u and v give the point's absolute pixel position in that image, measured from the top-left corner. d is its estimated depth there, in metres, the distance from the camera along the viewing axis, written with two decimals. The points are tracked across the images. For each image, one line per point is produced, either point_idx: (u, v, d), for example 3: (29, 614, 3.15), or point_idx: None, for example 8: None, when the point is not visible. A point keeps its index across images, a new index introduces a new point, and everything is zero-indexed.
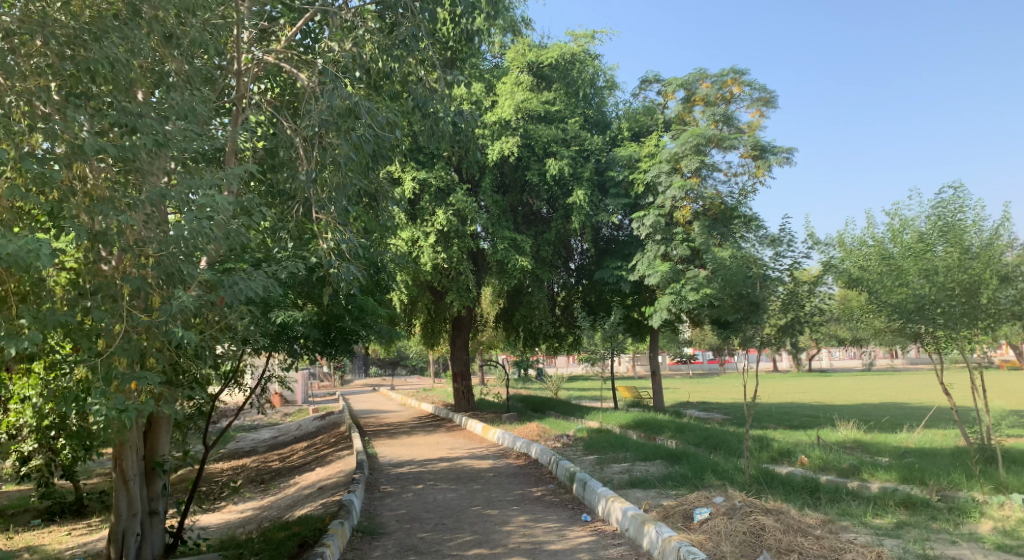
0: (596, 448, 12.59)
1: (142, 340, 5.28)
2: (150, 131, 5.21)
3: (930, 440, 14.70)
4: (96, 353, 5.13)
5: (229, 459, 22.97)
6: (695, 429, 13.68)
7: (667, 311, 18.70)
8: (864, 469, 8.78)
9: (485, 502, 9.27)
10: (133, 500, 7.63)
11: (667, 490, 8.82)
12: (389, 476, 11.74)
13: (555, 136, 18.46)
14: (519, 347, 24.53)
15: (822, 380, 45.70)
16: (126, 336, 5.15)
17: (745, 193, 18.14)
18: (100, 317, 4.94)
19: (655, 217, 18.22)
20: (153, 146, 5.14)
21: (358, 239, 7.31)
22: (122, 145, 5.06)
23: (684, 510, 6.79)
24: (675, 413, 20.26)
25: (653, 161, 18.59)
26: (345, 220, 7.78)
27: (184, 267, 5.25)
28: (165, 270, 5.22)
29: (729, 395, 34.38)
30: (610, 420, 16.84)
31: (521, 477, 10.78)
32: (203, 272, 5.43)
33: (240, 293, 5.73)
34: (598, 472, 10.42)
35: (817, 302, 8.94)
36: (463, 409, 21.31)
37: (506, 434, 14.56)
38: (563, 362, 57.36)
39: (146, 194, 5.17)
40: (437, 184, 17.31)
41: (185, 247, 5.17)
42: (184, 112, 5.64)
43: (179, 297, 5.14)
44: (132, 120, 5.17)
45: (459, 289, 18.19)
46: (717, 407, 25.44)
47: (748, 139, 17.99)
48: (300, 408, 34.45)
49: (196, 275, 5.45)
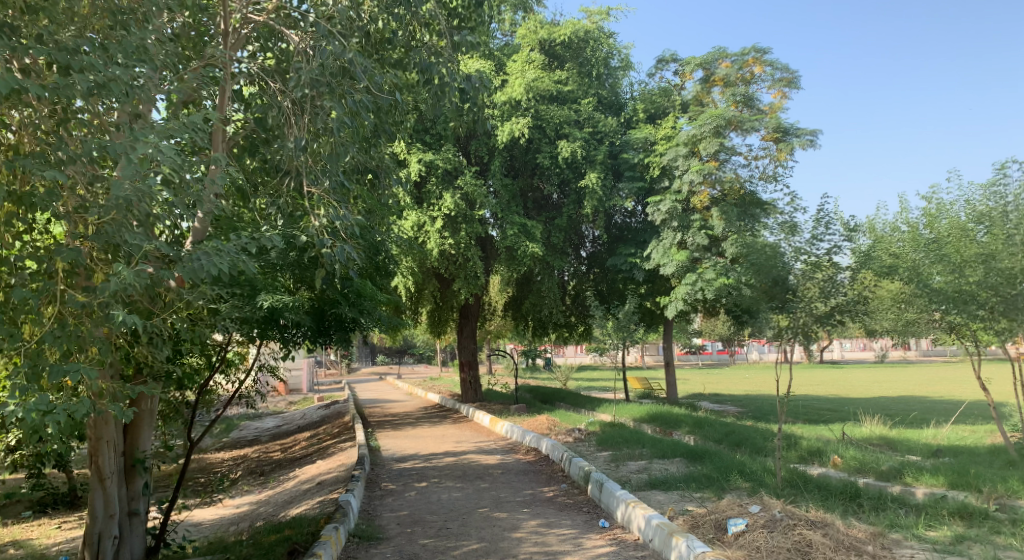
0: (610, 444, 11.89)
1: (82, 324, 4.71)
2: (87, 71, 4.65)
3: (962, 437, 13.95)
4: (26, 341, 4.58)
5: (231, 448, 22.45)
6: (714, 424, 12.95)
7: (682, 301, 17.94)
8: (906, 472, 8.09)
9: (493, 503, 8.62)
10: (109, 501, 6.99)
11: (690, 493, 8.15)
12: (392, 472, 11.11)
13: (567, 117, 17.76)
14: (528, 336, 23.85)
15: (836, 371, 44.85)
16: (61, 319, 4.57)
17: (766, 177, 17.33)
18: (28, 298, 4.37)
19: (671, 202, 17.51)
20: (89, 87, 4.59)
21: (355, 216, 6.59)
22: (50, 84, 4.52)
23: (715, 519, 6.10)
24: (691, 406, 19.55)
25: (669, 144, 17.84)
26: (341, 195, 7.09)
27: (128, 236, 4.67)
28: (107, 239, 4.66)
29: (742, 386, 33.63)
30: (623, 413, 16.15)
31: (531, 475, 10.14)
32: (152, 242, 4.81)
33: (200, 270, 5.06)
34: (613, 471, 9.76)
35: (859, 289, 8.17)
36: (470, 399, 20.67)
37: (515, 428, 13.89)
38: (571, 352, 56.67)
39: (81, 147, 4.65)
40: (444, 167, 16.55)
41: (125, 210, 4.59)
42: (133, 50, 5.05)
43: (120, 273, 4.47)
44: (67, 57, 4.63)
45: (466, 276, 17.50)
46: (732, 400, 24.69)
47: (770, 121, 17.17)
48: (305, 397, 33.90)
49: (145, 247, 4.82)
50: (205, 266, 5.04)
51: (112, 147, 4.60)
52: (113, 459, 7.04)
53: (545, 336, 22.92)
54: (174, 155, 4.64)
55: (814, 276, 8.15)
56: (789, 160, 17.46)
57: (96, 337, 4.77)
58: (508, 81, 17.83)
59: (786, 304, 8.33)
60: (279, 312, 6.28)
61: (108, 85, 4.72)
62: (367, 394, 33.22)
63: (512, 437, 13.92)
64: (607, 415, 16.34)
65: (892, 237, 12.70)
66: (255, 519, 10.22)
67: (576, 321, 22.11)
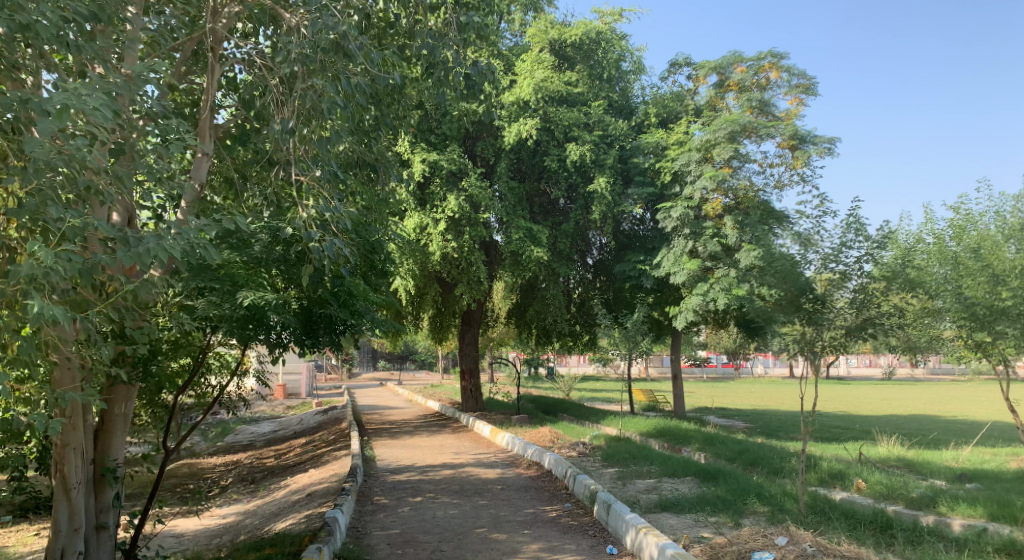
0: (616, 460, 11.29)
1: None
2: (7, 9, 4.19)
3: (984, 460, 13.31)
4: None
5: (225, 453, 21.88)
6: (726, 441, 12.34)
7: (693, 312, 17.36)
8: (940, 501, 7.50)
9: (491, 523, 8.03)
10: (74, 513, 6.42)
11: (704, 518, 7.58)
12: (385, 484, 10.53)
13: (576, 119, 17.21)
14: (531, 344, 23.26)
15: (843, 387, 44.10)
16: None
17: (781, 185, 16.77)
18: None
19: (683, 209, 16.96)
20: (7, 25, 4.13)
21: (346, 208, 6.03)
22: None
23: (737, 550, 5.53)
24: (699, 421, 18.92)
25: (682, 149, 17.35)
26: (333, 186, 6.53)
27: (48, 208, 4.18)
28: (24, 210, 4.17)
29: (749, 400, 32.94)
30: (629, 426, 15.53)
31: (532, 492, 9.54)
32: (78, 219, 4.29)
33: (144, 255, 4.53)
34: (620, 490, 9.16)
35: (895, 300, 7.52)
36: (470, 408, 20.04)
37: (517, 440, 13.29)
38: (574, 361, 55.92)
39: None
40: (448, 167, 16.02)
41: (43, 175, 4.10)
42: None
43: (37, 253, 3.96)
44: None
45: (470, 280, 16.90)
46: (741, 415, 24.01)
47: (787, 128, 16.60)
48: (304, 401, 33.28)
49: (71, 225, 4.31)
50: (154, 249, 4.59)
51: (34, 101, 4.12)
52: (80, 468, 6.48)
53: (548, 345, 22.34)
54: (103, 112, 4.18)
55: (842, 286, 7.53)
56: (805, 168, 16.89)
57: (15, 330, 4.23)
58: (516, 81, 17.36)
59: (811, 316, 7.70)
60: (265, 314, 5.71)
61: (33, 27, 4.27)
62: (367, 400, 32.60)
63: (513, 450, 13.33)
64: (613, 428, 15.73)
65: (915, 248, 12.11)
66: (238, 533, 9.66)
67: (581, 330, 21.52)
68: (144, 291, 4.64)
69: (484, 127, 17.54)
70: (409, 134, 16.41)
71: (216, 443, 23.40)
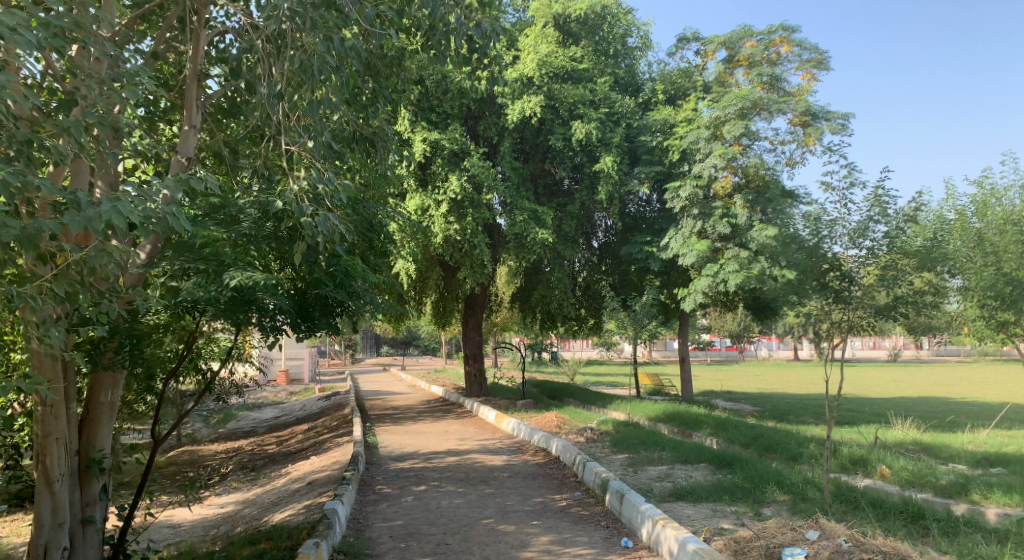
0: (626, 446, 10.92)
1: None
2: None
3: (1003, 443, 12.94)
4: None
5: (227, 440, 21.60)
6: (739, 426, 11.96)
7: (702, 294, 16.95)
8: (972, 490, 7.12)
9: (498, 513, 7.66)
10: (58, 506, 6.06)
11: (721, 508, 7.22)
12: (388, 472, 10.18)
13: (581, 96, 16.69)
14: (535, 328, 22.90)
15: (849, 370, 43.69)
16: None
17: (793, 163, 16.31)
18: None
19: (691, 188, 16.50)
20: None
21: (341, 179, 5.57)
22: None
23: (763, 546, 5.17)
24: (708, 405, 18.55)
25: (690, 127, 16.89)
26: (326, 156, 6.08)
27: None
28: None
29: (756, 383, 32.58)
30: (638, 411, 15.18)
31: (540, 481, 9.18)
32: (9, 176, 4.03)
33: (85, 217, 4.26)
34: (632, 478, 8.80)
35: (930, 278, 6.98)
36: (475, 394, 19.70)
37: (523, 426, 12.93)
38: (578, 345, 55.57)
39: None
40: (450, 147, 15.55)
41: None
42: None
43: None
44: None
45: (473, 264, 16.42)
46: (749, 399, 23.67)
47: (799, 104, 16.05)
48: (306, 386, 32.99)
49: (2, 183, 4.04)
50: (102, 214, 4.41)
51: None
52: (63, 460, 6.11)
53: (553, 329, 21.94)
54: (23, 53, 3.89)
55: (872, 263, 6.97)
56: (818, 145, 16.37)
57: None
58: (520, 57, 16.96)
59: (839, 296, 7.20)
60: (256, 296, 5.31)
61: None
62: (370, 385, 32.30)
63: (520, 436, 12.98)
64: (620, 413, 15.38)
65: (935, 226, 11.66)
66: (236, 524, 9.34)
67: (587, 313, 21.12)
68: (94, 261, 4.45)
69: (487, 105, 17.04)
70: (410, 113, 15.94)
71: (218, 430, 23.13)
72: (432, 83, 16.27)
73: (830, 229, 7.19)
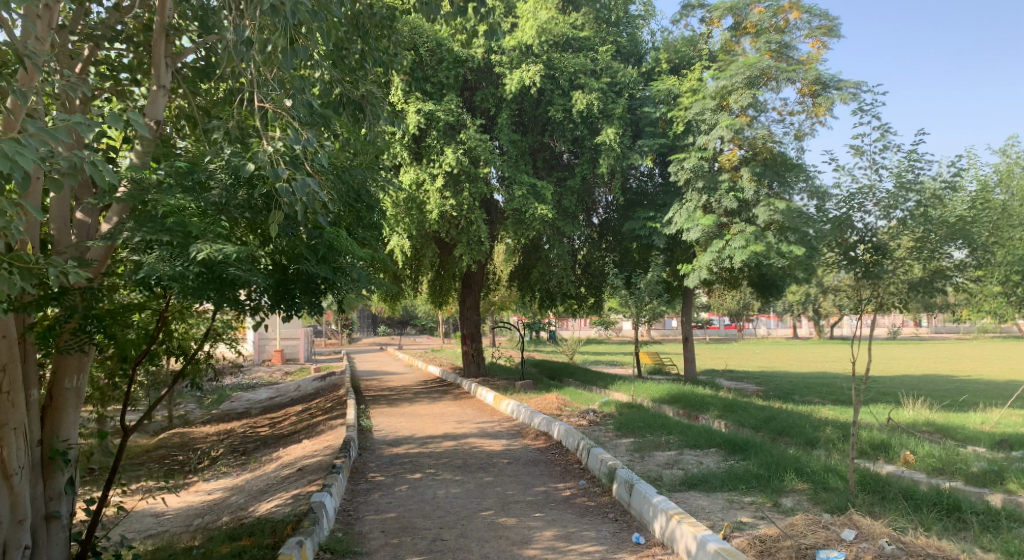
0: (631, 430, 10.44)
1: None
2: None
3: (1021, 424, 12.46)
4: None
5: (219, 422, 21.12)
6: (748, 408, 11.46)
7: (706, 271, 16.39)
8: (1007, 478, 6.62)
9: (498, 505, 7.18)
10: (16, 502, 5.51)
11: (736, 498, 6.74)
12: (383, 458, 9.69)
13: (582, 65, 16.02)
14: (534, 307, 22.36)
15: (850, 348, 43.32)
16: None
17: (802, 135, 15.73)
18: None
19: (695, 160, 15.92)
20: None
21: (320, 139, 4.93)
22: None
23: (793, 548, 4.68)
24: (712, 384, 18.07)
25: (695, 97, 16.28)
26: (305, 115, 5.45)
27: None
28: None
29: (759, 362, 32.15)
30: (641, 391, 14.68)
31: (543, 467, 8.69)
32: None
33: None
34: (640, 464, 8.33)
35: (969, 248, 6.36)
36: (472, 374, 19.17)
37: (523, 409, 12.44)
38: (576, 324, 55.11)
39: None
40: (446, 118, 14.90)
41: None
42: None
43: None
44: None
45: (470, 240, 15.79)
46: (753, 378, 23.19)
47: (809, 72, 15.39)
48: (302, 366, 32.51)
49: None
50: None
51: None
52: (24, 452, 5.58)
53: (552, 308, 21.39)
54: None
55: (900, 229, 6.38)
56: (827, 116, 15.74)
57: None
58: (518, 25, 16.25)
59: (867, 270, 6.54)
60: (226, 272, 4.76)
61: None
62: (367, 365, 31.82)
63: (519, 418, 12.48)
64: (623, 394, 14.89)
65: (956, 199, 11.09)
66: (221, 514, 8.86)
67: (587, 293, 20.54)
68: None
69: (484, 75, 16.39)
70: (403, 83, 15.30)
71: (211, 412, 22.64)
72: (427, 51, 15.60)
73: (868, 196, 6.51)
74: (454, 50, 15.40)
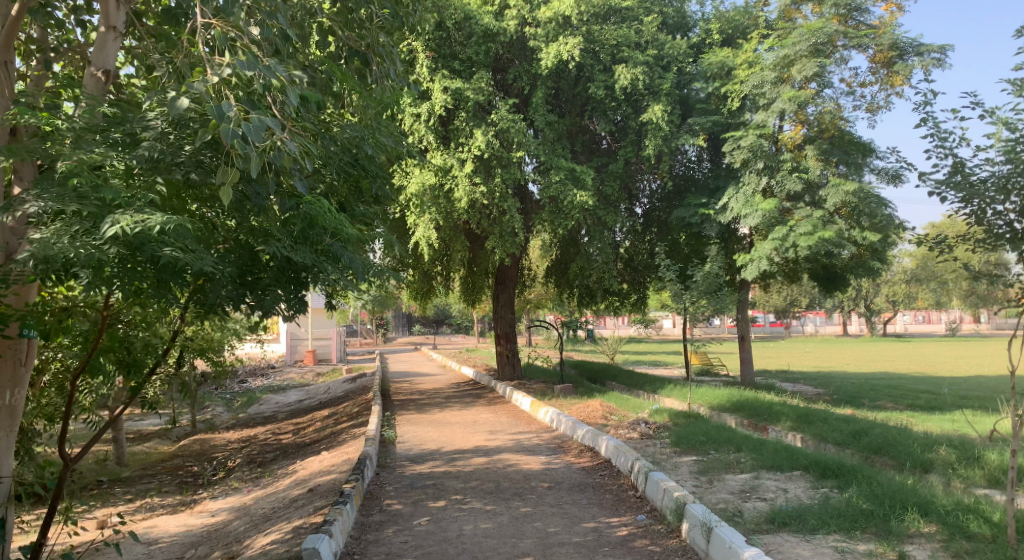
0: (691, 446, 8.95)
1: None
2: None
3: None
4: None
5: (243, 427, 20.05)
6: (828, 418, 9.84)
7: (766, 261, 14.64)
8: None
9: (538, 548, 5.77)
10: None
11: (850, 546, 5.21)
12: (403, 480, 8.33)
13: (624, 36, 14.51)
14: (572, 304, 20.84)
15: (908, 346, 40.77)
16: None
17: (875, 109, 14.01)
18: None
19: (754, 137, 14.25)
20: None
21: (278, 67, 3.50)
22: None
23: None
24: (771, 388, 16.36)
25: (752, 70, 14.75)
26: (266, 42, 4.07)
27: None
28: None
29: (812, 362, 30.15)
30: (698, 397, 13.07)
31: (593, 495, 7.24)
32: None
33: None
34: (711, 494, 6.85)
35: None
36: (508, 376, 17.67)
37: (564, 418, 11.00)
38: (614, 322, 53.12)
39: None
40: (476, 97, 13.56)
41: None
42: None
43: None
44: None
45: (503, 232, 14.32)
46: (813, 379, 21.33)
47: (883, 36, 13.63)
48: (335, 367, 31.40)
49: None
50: None
51: None
52: None
53: (592, 305, 19.87)
54: None
55: None
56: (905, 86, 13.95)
57: None
58: None
59: None
60: (155, 255, 3.51)
61: None
62: (399, 365, 30.64)
63: (560, 429, 11.05)
64: (676, 401, 13.31)
65: None
66: (214, 547, 7.62)
67: (629, 289, 19.00)
68: None
69: (517, 51, 14.98)
70: (427, 60, 14.00)
71: (237, 417, 21.62)
72: (454, 25, 14.32)
73: None
74: (483, 22, 14.05)
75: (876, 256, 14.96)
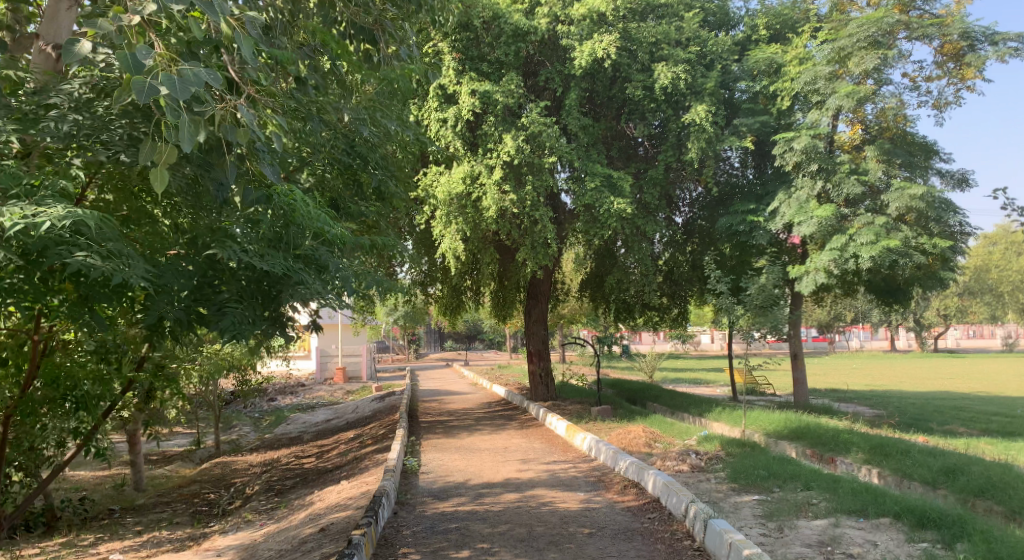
0: (751, 483, 7.81)
1: None
2: None
3: None
4: None
5: (267, 448, 19.30)
6: (905, 449, 8.65)
7: (824, 273, 13.39)
8: None
9: None
10: None
11: None
12: (424, 522, 7.32)
13: (665, 32, 13.49)
14: (607, 320, 19.74)
15: (965, 362, 38.56)
16: None
17: (944, 104, 12.77)
18: None
19: (807, 138, 13.04)
20: None
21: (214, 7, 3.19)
22: None
23: None
24: (829, 411, 15.00)
25: (803, 66, 13.65)
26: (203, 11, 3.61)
27: None
28: None
29: (864, 380, 28.38)
30: (751, 423, 11.85)
31: (643, 547, 6.16)
32: None
33: None
34: (785, 547, 5.73)
35: None
36: (541, 398, 16.57)
37: (603, 447, 9.95)
38: (650, 339, 51.40)
39: None
40: (505, 100, 12.66)
41: None
42: None
43: None
44: None
45: (534, 243, 13.27)
46: (872, 400, 19.81)
47: (952, 25, 12.40)
48: (365, 385, 30.49)
49: None
50: None
51: None
52: None
53: (629, 320, 18.73)
54: None
55: None
56: (977, 80, 12.68)
57: None
58: None
59: None
60: (63, 260, 3.34)
61: None
62: (429, 383, 29.64)
63: (598, 459, 9.99)
64: (725, 427, 12.12)
65: None
66: None
67: (669, 303, 17.90)
68: None
69: (549, 52, 14.09)
70: (453, 61, 13.15)
71: (262, 438, 20.82)
72: (481, 24, 13.53)
73: None
74: (513, 21, 13.19)
75: (946, 266, 13.61)
